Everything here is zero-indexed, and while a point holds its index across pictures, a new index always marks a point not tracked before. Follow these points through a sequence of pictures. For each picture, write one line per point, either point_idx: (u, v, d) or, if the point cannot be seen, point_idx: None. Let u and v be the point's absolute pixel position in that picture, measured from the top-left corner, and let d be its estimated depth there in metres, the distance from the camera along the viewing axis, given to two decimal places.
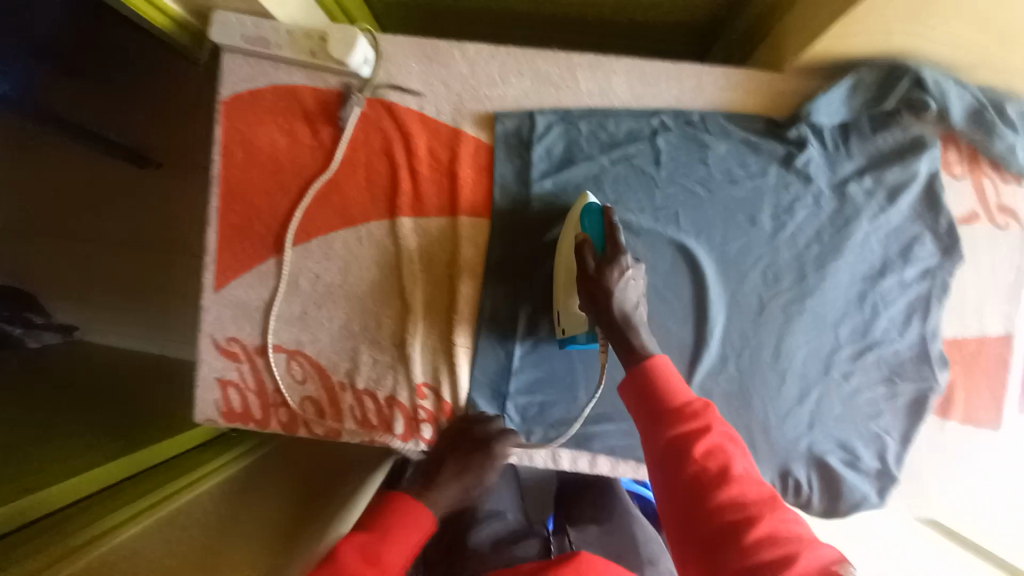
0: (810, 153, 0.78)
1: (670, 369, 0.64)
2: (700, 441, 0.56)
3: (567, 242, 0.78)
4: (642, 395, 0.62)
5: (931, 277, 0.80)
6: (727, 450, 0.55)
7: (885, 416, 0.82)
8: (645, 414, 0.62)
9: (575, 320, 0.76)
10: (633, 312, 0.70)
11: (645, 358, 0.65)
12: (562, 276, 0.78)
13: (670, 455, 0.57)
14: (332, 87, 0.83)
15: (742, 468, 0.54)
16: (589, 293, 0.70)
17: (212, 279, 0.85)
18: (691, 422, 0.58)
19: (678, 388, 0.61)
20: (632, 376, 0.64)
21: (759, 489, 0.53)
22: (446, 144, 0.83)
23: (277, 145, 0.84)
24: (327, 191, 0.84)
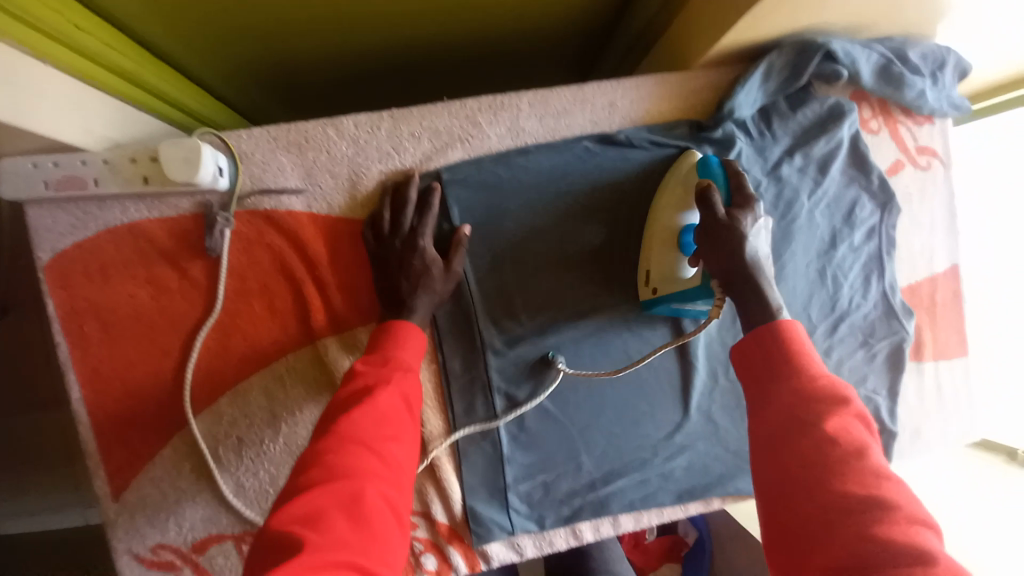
0: (742, 146, 0.74)
1: (805, 336, 0.54)
2: (831, 425, 0.46)
3: (664, 200, 0.70)
4: (766, 356, 0.53)
5: (877, 236, 0.80)
6: (862, 442, 0.45)
7: (871, 377, 0.81)
8: (765, 383, 0.52)
9: (669, 276, 0.69)
10: (761, 263, 0.60)
11: (778, 320, 0.55)
12: (658, 232, 0.70)
13: (791, 420, 0.47)
14: (186, 211, 0.66)
15: (884, 466, 0.44)
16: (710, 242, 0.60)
17: (106, 487, 0.67)
18: (828, 397, 0.48)
19: (816, 358, 0.51)
20: (753, 337, 0.54)
21: (904, 498, 0.41)
22: (351, 242, 0.69)
23: (139, 300, 0.66)
24: (223, 336, 0.68)
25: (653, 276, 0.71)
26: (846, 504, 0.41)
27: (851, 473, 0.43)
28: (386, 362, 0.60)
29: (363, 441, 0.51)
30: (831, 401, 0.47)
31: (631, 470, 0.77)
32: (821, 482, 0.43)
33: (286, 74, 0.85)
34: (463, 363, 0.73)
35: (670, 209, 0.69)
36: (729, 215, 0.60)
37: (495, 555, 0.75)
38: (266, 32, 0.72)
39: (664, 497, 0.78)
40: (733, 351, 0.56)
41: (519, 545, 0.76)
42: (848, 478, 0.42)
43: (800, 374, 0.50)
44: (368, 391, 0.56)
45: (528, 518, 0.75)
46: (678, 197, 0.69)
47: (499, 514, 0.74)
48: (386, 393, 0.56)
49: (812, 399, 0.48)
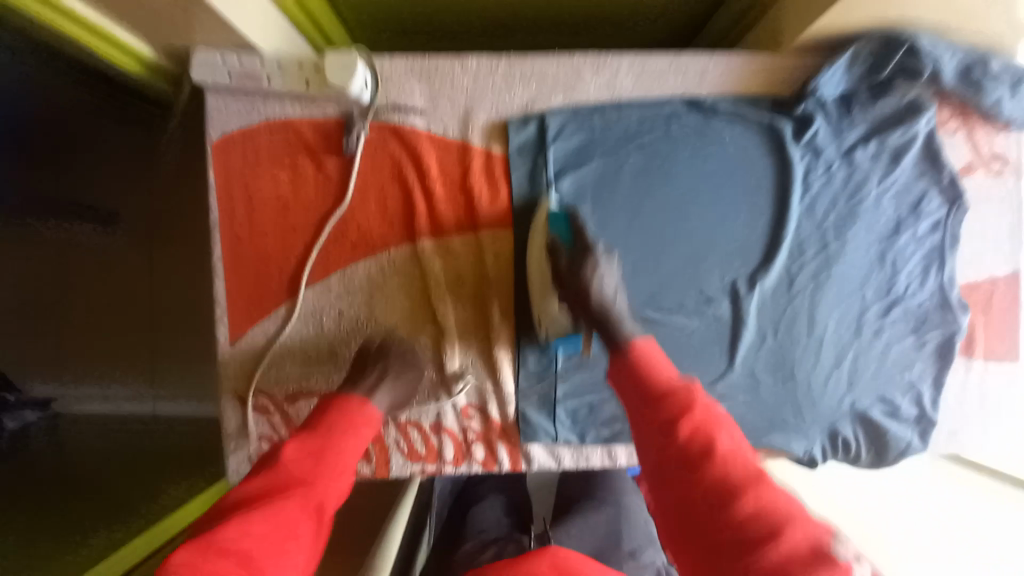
0: (818, 126, 0.81)
1: (658, 352, 0.62)
2: (680, 422, 0.52)
3: (535, 243, 0.78)
4: (629, 376, 0.60)
5: (942, 230, 0.83)
6: (709, 426, 0.52)
7: (917, 364, 0.84)
8: (634, 403, 0.59)
9: (552, 319, 0.78)
10: (611, 303, 0.69)
11: (627, 345, 0.63)
12: (535, 278, 0.78)
13: (655, 435, 0.54)
14: (331, 115, 0.80)
15: (728, 443, 0.51)
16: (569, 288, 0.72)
17: (226, 332, 0.81)
18: (675, 402, 0.54)
19: (663, 370, 0.58)
20: (616, 359, 0.63)
21: (744, 464, 0.49)
22: (458, 161, 0.80)
23: (282, 183, 0.80)
24: (343, 226, 0.80)
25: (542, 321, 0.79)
26: (705, 497, 0.48)
27: (705, 476, 0.49)
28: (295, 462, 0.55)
29: (228, 550, 0.45)
30: (681, 405, 0.54)
31: None
32: (685, 480, 0.50)
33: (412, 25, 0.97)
34: None
35: (539, 251, 0.78)
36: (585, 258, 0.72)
37: (536, 459, 0.85)
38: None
39: None
40: (609, 377, 0.64)
41: (558, 455, 0.85)
42: (696, 462, 0.50)
43: (651, 389, 0.57)
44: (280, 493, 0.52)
45: (572, 433, 0.83)
46: (539, 245, 0.78)
47: (546, 423, 0.82)
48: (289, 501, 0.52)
49: (662, 408, 0.55)
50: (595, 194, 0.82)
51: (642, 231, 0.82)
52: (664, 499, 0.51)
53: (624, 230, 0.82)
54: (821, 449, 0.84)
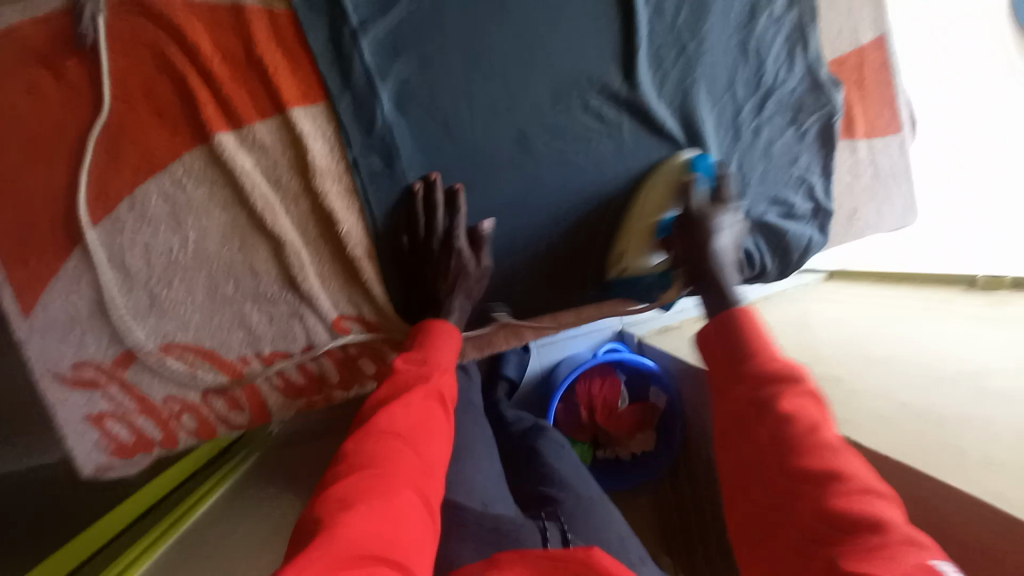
0: None
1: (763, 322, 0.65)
2: (788, 401, 0.54)
3: (653, 190, 0.77)
4: (729, 343, 0.64)
5: (799, 4, 0.76)
6: (809, 414, 0.53)
7: (802, 155, 0.79)
8: (726, 371, 0.62)
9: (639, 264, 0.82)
10: (720, 260, 0.73)
11: (738, 309, 0.66)
12: (641, 229, 0.79)
13: (745, 410, 0.56)
14: (55, 9, 0.63)
15: (829, 434, 0.51)
16: (689, 234, 0.74)
17: (13, 306, 0.65)
18: (771, 381, 0.57)
19: (770, 342, 0.61)
20: (723, 324, 0.66)
21: (843, 459, 0.49)
22: (232, 29, 0.65)
23: (16, 105, 0.63)
24: (114, 141, 0.64)
25: (626, 258, 0.82)
26: (814, 488, 0.47)
27: (818, 468, 0.48)
28: (424, 362, 0.68)
29: (398, 435, 0.57)
30: (782, 382, 0.56)
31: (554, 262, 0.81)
32: (778, 464, 0.51)
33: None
34: (376, 164, 0.70)
35: (659, 200, 0.77)
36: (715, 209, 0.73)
37: None
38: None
39: None
40: (701, 336, 0.67)
41: None
42: (793, 455, 0.50)
43: (749, 361, 0.60)
44: (406, 390, 0.63)
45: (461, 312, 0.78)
46: (660, 199, 0.77)
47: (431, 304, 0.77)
48: (421, 391, 0.63)
49: (758, 379, 0.58)
50: (420, 35, 0.68)
51: (483, 70, 0.70)
52: (732, 458, 0.56)
53: (460, 73, 0.69)
54: None
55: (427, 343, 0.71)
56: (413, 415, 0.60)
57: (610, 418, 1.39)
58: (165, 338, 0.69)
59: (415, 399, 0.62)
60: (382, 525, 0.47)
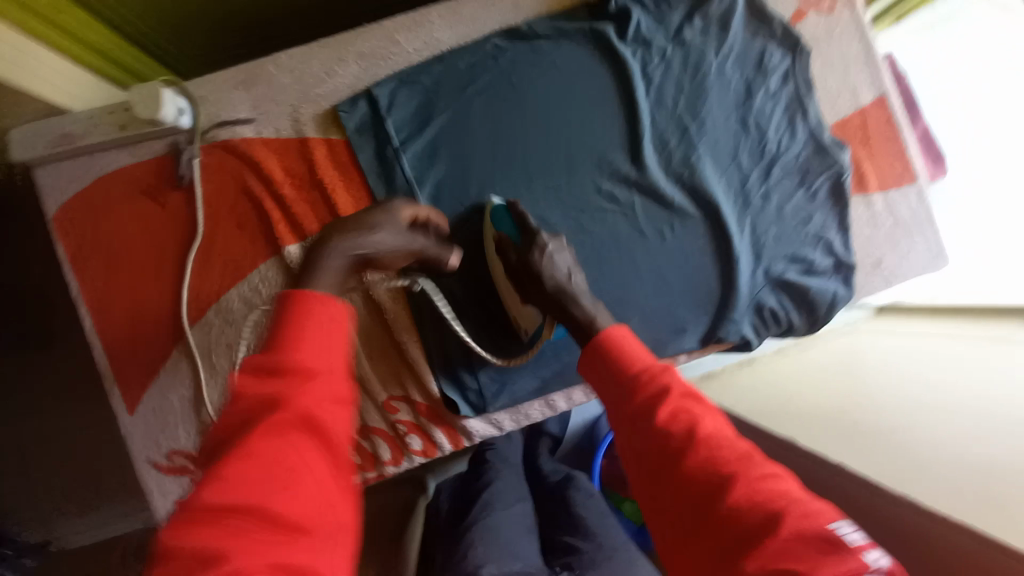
0: (638, 18, 0.81)
1: (628, 336, 0.59)
2: (663, 410, 0.50)
3: (491, 252, 0.75)
4: (603, 370, 0.57)
5: (792, 79, 0.83)
6: (688, 411, 0.49)
7: (816, 214, 0.82)
8: (610, 395, 0.56)
9: (527, 315, 0.74)
10: (570, 282, 0.68)
11: (601, 332, 0.60)
12: (506, 284, 0.74)
13: (640, 433, 0.51)
14: (160, 153, 0.77)
15: (709, 425, 0.49)
16: (524, 271, 0.69)
17: (121, 403, 0.76)
18: (644, 392, 0.53)
19: (635, 354, 0.57)
20: (591, 355, 0.59)
21: (732, 447, 0.47)
22: (298, 159, 0.78)
23: (130, 235, 0.77)
24: (206, 258, 0.77)
25: (518, 321, 0.76)
26: (714, 498, 0.44)
27: (714, 477, 0.45)
28: (284, 366, 0.47)
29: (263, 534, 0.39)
30: (655, 389, 0.52)
31: None
32: (681, 480, 0.46)
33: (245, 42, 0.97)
34: None
35: (498, 260, 0.74)
36: (532, 247, 0.70)
37: (476, 432, 0.81)
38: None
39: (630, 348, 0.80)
40: (578, 370, 0.61)
41: (496, 421, 0.81)
42: (687, 460, 0.46)
43: (626, 379, 0.55)
44: (252, 451, 0.42)
45: (493, 374, 0.79)
46: (491, 246, 0.75)
47: (466, 369, 0.78)
48: (273, 433, 0.43)
49: (640, 397, 0.52)
50: (452, 146, 0.79)
51: (507, 171, 0.80)
52: (644, 492, 0.49)
53: (487, 174, 0.80)
54: (751, 328, 0.82)
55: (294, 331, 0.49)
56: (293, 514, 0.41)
57: None
58: None
59: (289, 433, 0.44)
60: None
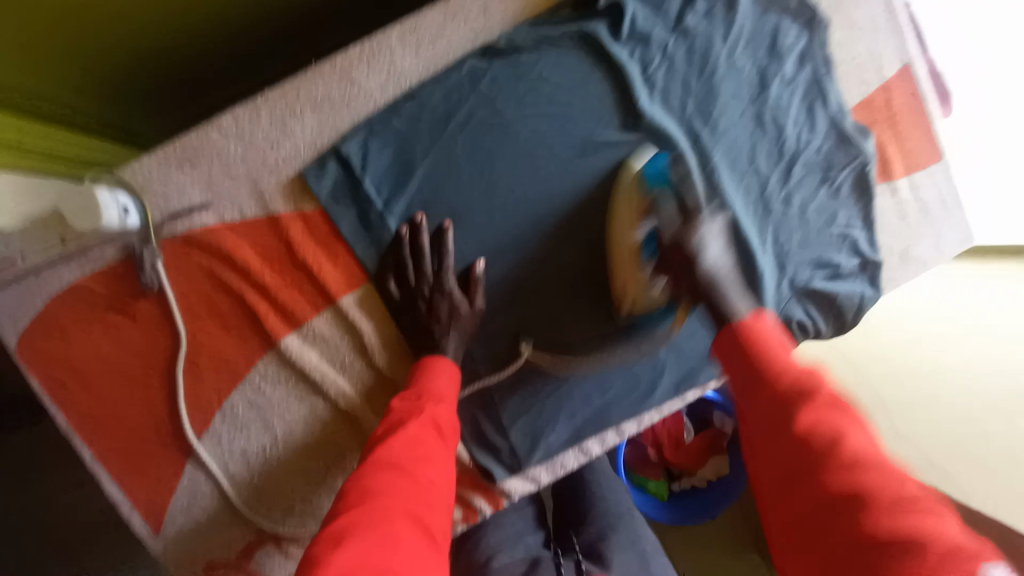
0: (632, 11, 0.70)
1: (777, 330, 0.53)
2: (802, 411, 0.44)
3: (620, 216, 0.69)
4: (737, 356, 0.52)
5: (811, 60, 0.73)
6: (837, 419, 0.43)
7: (840, 212, 0.77)
8: (742, 388, 0.51)
9: (645, 295, 0.71)
10: (716, 276, 0.58)
11: (738, 323, 0.53)
12: (625, 255, 0.69)
13: (769, 427, 0.46)
14: (113, 259, 0.67)
15: (862, 440, 0.41)
16: (675, 254, 0.62)
17: (146, 524, 0.73)
18: (789, 389, 0.46)
19: (779, 352, 0.50)
20: (726, 337, 0.54)
21: (886, 470, 0.39)
22: (272, 240, 0.69)
23: (107, 354, 0.69)
24: (195, 365, 0.70)
25: (627, 294, 0.71)
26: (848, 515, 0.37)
27: (847, 490, 0.38)
28: (419, 396, 0.61)
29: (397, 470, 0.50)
30: (802, 392, 0.45)
31: (618, 377, 0.77)
32: (808, 488, 0.40)
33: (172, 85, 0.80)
34: None
35: (627, 228, 0.68)
36: (684, 224, 0.61)
37: (514, 489, 0.79)
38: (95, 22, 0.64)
39: (658, 382, 0.78)
40: (714, 349, 0.56)
41: (533, 475, 0.79)
42: (819, 468, 0.40)
43: (763, 371, 0.49)
44: (399, 425, 0.56)
45: (523, 432, 0.77)
46: (633, 215, 0.67)
47: (496, 432, 0.76)
48: (415, 424, 0.56)
49: (778, 392, 0.46)
50: (441, 197, 0.69)
51: (507, 217, 0.70)
52: (762, 480, 0.45)
53: (487, 224, 0.70)
54: None
55: (419, 379, 0.63)
56: (409, 487, 0.49)
57: (678, 450, 1.20)
58: (271, 526, 0.74)
59: (408, 429, 0.55)
60: (379, 556, 0.41)
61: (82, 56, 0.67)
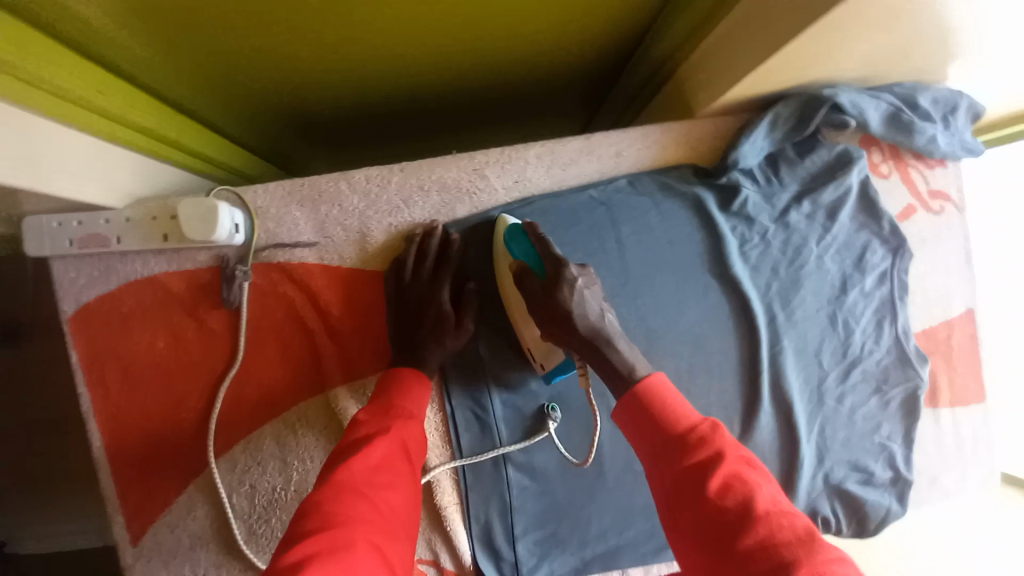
0: (747, 194, 0.76)
1: (670, 386, 0.57)
2: (710, 475, 0.49)
3: (502, 273, 0.70)
4: (642, 419, 0.55)
5: (889, 281, 0.79)
6: (743, 479, 0.49)
7: (885, 423, 0.80)
8: (646, 450, 0.55)
9: (545, 351, 0.68)
10: (602, 329, 0.62)
11: (636, 382, 0.57)
12: (515, 308, 0.70)
13: (682, 489, 0.50)
14: (203, 264, 0.68)
15: (768, 496, 0.48)
16: (546, 307, 0.62)
17: (124, 532, 0.69)
18: (699, 451, 0.51)
19: (680, 412, 0.54)
20: (626, 404, 0.57)
21: (792, 521, 0.46)
22: (360, 292, 0.70)
23: (158, 351, 0.68)
24: (239, 388, 0.69)
25: (533, 347, 0.70)
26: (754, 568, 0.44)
27: (756, 547, 0.45)
28: (387, 410, 0.61)
29: (359, 491, 0.51)
30: (712, 457, 0.50)
31: (642, 519, 0.76)
32: (726, 553, 0.46)
33: (311, 112, 0.85)
34: (473, 416, 0.73)
35: (512, 284, 0.69)
36: (559, 281, 0.62)
37: None
38: (287, 66, 0.69)
39: None
40: (613, 416, 0.59)
41: None
42: (738, 526, 0.46)
43: (670, 436, 0.53)
44: (366, 440, 0.57)
45: (532, 548, 0.74)
46: (508, 277, 0.69)
47: (505, 539, 0.74)
48: (383, 442, 0.57)
49: (687, 460, 0.51)
50: None
51: None
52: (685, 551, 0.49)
53: None
54: None
55: (390, 388, 0.63)
56: (371, 509, 0.50)
57: None
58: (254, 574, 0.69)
59: (376, 447, 0.56)
60: None
61: (254, 78, 0.71)
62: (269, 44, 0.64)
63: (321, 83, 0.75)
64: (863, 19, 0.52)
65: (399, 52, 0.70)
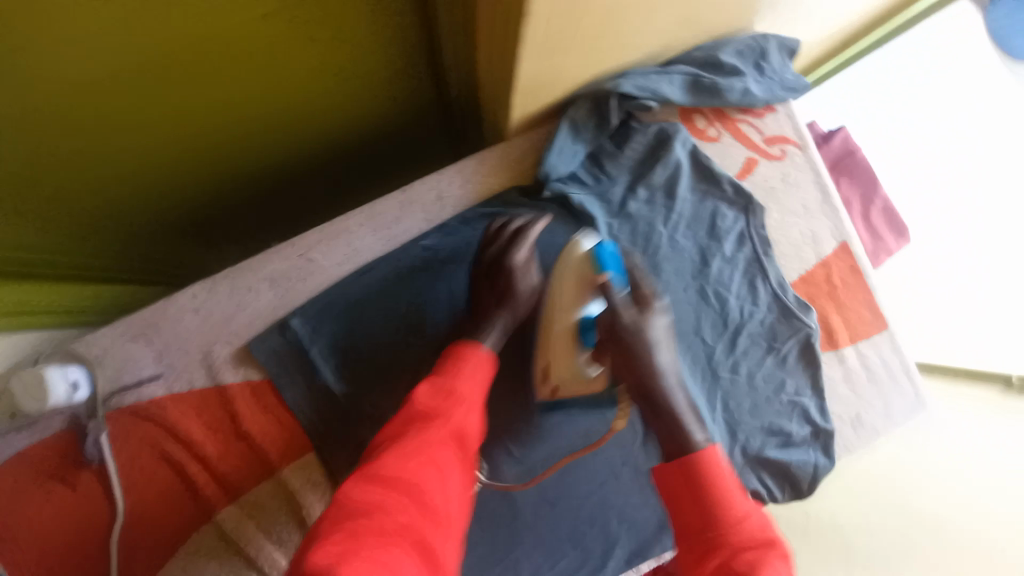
0: (578, 198, 0.74)
1: (728, 468, 0.54)
2: (743, 570, 0.46)
3: (560, 297, 0.68)
4: (692, 497, 0.52)
5: (749, 239, 0.77)
6: (787, 574, 0.46)
7: (788, 379, 0.78)
8: (688, 528, 0.52)
9: (571, 374, 0.71)
10: (658, 370, 0.62)
11: (693, 454, 0.54)
12: (560, 338, 0.69)
13: None
14: (59, 428, 0.68)
15: None
16: (619, 345, 0.63)
17: None
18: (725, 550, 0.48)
19: (731, 498, 0.51)
20: (676, 468, 0.54)
21: None
22: (218, 410, 0.69)
23: (36, 526, 0.64)
24: (131, 537, 0.66)
25: (553, 372, 0.71)
26: None
27: None
28: (448, 419, 0.56)
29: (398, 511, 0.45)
30: (749, 552, 0.48)
31: (568, 548, 0.75)
32: None
33: (152, 218, 0.85)
34: None
35: (567, 307, 0.68)
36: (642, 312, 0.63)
37: None
38: (101, 177, 0.72)
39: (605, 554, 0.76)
40: (655, 477, 0.56)
41: None
42: None
43: (712, 523, 0.50)
44: (425, 441, 0.52)
45: None
46: (574, 293, 0.67)
47: None
48: (441, 446, 0.52)
49: (716, 558, 0.48)
50: (387, 368, 0.71)
51: None
52: None
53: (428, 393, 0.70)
54: None
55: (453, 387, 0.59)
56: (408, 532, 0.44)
57: None
58: None
59: (426, 453, 0.51)
60: None
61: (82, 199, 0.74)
62: (46, 172, 0.65)
63: (138, 185, 0.77)
64: (570, 15, 0.52)
65: (197, 137, 0.73)
